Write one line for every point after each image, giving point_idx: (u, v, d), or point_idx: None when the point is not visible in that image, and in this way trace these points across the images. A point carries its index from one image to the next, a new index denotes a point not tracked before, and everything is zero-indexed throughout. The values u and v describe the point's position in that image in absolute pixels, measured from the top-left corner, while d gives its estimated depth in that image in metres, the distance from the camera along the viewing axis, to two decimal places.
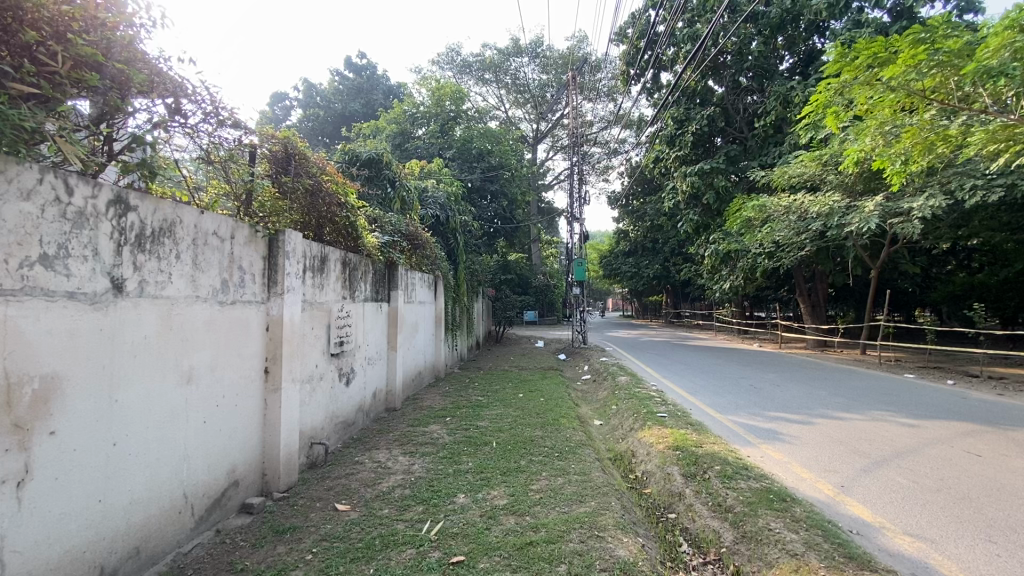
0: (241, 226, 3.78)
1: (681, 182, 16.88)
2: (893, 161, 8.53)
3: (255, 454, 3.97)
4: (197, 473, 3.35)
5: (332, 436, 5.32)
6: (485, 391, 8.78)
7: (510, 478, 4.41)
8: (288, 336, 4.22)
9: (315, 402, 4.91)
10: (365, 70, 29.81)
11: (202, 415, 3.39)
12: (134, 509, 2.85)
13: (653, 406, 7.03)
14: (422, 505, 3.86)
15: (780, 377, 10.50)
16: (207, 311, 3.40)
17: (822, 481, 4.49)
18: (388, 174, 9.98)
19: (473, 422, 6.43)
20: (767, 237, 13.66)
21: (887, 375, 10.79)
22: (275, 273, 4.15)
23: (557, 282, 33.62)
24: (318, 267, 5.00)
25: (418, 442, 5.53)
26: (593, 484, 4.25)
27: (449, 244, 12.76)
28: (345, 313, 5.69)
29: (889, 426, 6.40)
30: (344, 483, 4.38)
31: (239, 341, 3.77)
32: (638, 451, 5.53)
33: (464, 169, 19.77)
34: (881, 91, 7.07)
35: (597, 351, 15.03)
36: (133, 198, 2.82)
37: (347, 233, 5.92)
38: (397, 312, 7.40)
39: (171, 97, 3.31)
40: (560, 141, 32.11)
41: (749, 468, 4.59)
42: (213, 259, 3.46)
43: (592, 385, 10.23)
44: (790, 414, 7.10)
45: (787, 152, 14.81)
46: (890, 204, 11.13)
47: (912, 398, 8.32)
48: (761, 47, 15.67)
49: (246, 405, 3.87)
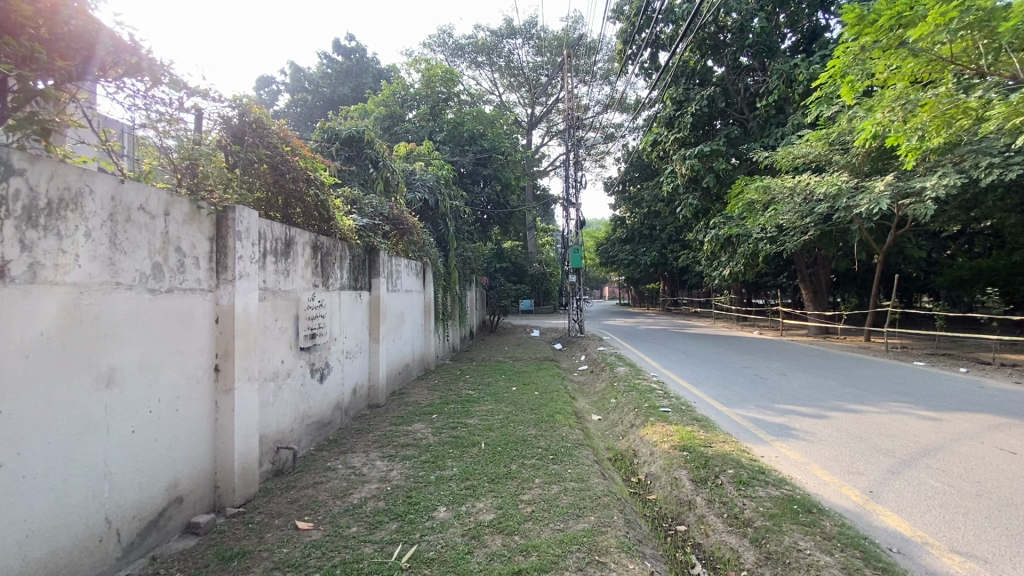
0: (179, 201, 3.23)
1: (680, 165, 16.22)
2: (910, 136, 8.03)
3: (203, 465, 3.45)
4: (125, 491, 2.83)
5: (303, 439, 4.80)
6: (476, 384, 8.26)
7: (499, 486, 3.91)
8: (243, 329, 3.68)
9: (281, 402, 4.40)
10: (354, 52, 28.86)
11: (131, 425, 2.86)
12: (32, 543, 2.33)
13: (656, 400, 6.55)
14: (397, 522, 3.36)
15: (784, 366, 10.06)
16: (132, 300, 2.86)
17: (849, 485, 4.02)
18: (369, 154, 9.35)
19: (461, 419, 5.93)
20: (770, 220, 13.13)
21: (897, 364, 10.33)
22: (223, 257, 3.59)
23: (551, 268, 33.16)
24: (282, 251, 4.46)
25: (399, 444, 5.01)
26: (592, 493, 3.75)
27: (439, 230, 12.23)
28: (317, 303, 5.15)
29: (910, 419, 5.94)
30: (311, 494, 3.87)
31: (180, 335, 3.24)
32: (641, 451, 5.05)
33: (455, 152, 19.13)
34: (904, 55, 6.42)
35: (594, 340, 14.55)
36: (18, 160, 2.27)
37: (318, 214, 5.39)
38: (379, 302, 6.84)
39: (82, 41, 2.75)
40: (555, 125, 31.47)
41: (767, 472, 4.09)
42: (139, 237, 2.90)
43: (590, 376, 9.75)
44: (800, 407, 6.63)
45: (789, 133, 14.26)
46: (901, 183, 10.53)
47: (926, 388, 7.87)
48: (763, 23, 15.03)
49: (191, 409, 3.34)
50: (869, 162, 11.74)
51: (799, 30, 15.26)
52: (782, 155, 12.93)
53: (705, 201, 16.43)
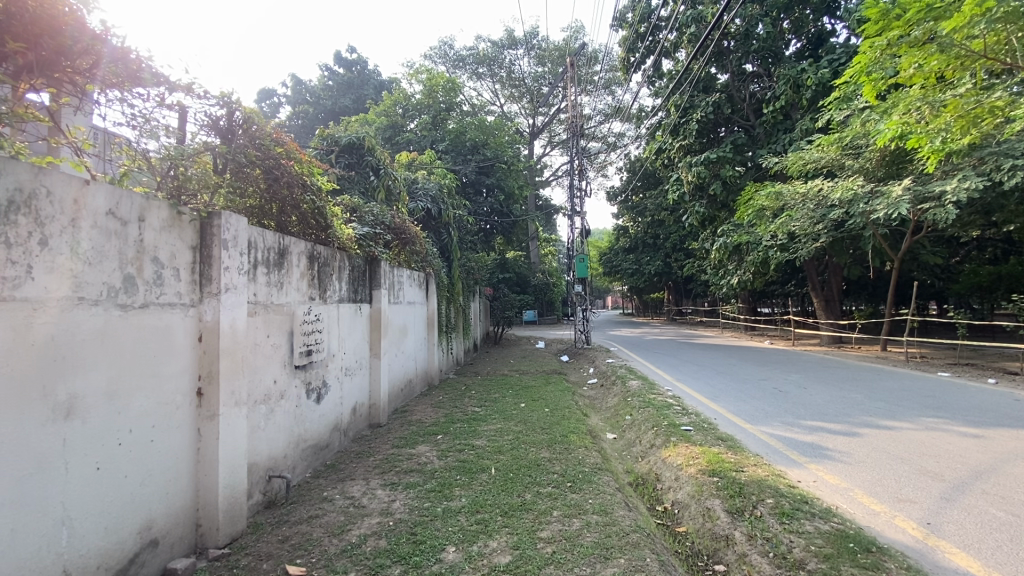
0: (156, 205, 2.89)
1: (686, 173, 15.88)
2: (934, 137, 7.73)
3: (182, 502, 3.07)
4: (88, 537, 2.45)
5: (298, 465, 4.42)
6: (483, 401, 7.85)
7: (514, 521, 3.52)
8: (229, 348, 3.32)
9: (273, 426, 4.04)
10: (356, 64, 28.95)
11: (95, 461, 2.49)
12: None
13: (675, 417, 6.13)
14: (401, 566, 2.97)
15: (803, 378, 9.61)
16: (99, 318, 2.50)
17: (902, 517, 3.62)
18: (370, 161, 9.05)
19: (468, 441, 5.52)
20: (781, 227, 12.80)
21: (921, 375, 9.88)
22: (208, 268, 3.24)
23: (555, 278, 32.74)
24: (275, 261, 4.12)
25: (402, 470, 4.61)
26: (619, 529, 3.35)
27: (442, 240, 11.90)
28: (313, 316, 4.80)
29: (951, 437, 5.52)
30: (305, 531, 3.48)
31: (156, 357, 2.88)
32: (665, 476, 4.63)
33: (457, 161, 18.89)
34: (932, 51, 6.10)
35: (601, 352, 14.13)
36: None
37: (315, 222, 5.07)
38: (380, 315, 6.48)
39: (45, 29, 2.46)
40: (557, 136, 31.33)
41: (811, 501, 3.69)
42: (108, 245, 2.55)
43: (601, 390, 9.33)
44: (829, 423, 6.22)
45: (798, 138, 13.95)
46: (920, 188, 10.21)
47: (960, 401, 7.41)
48: (769, 29, 14.80)
49: (168, 439, 2.96)
50: (884, 166, 11.42)
51: (805, 35, 15.02)
52: (791, 161, 12.62)
53: (711, 209, 16.12)
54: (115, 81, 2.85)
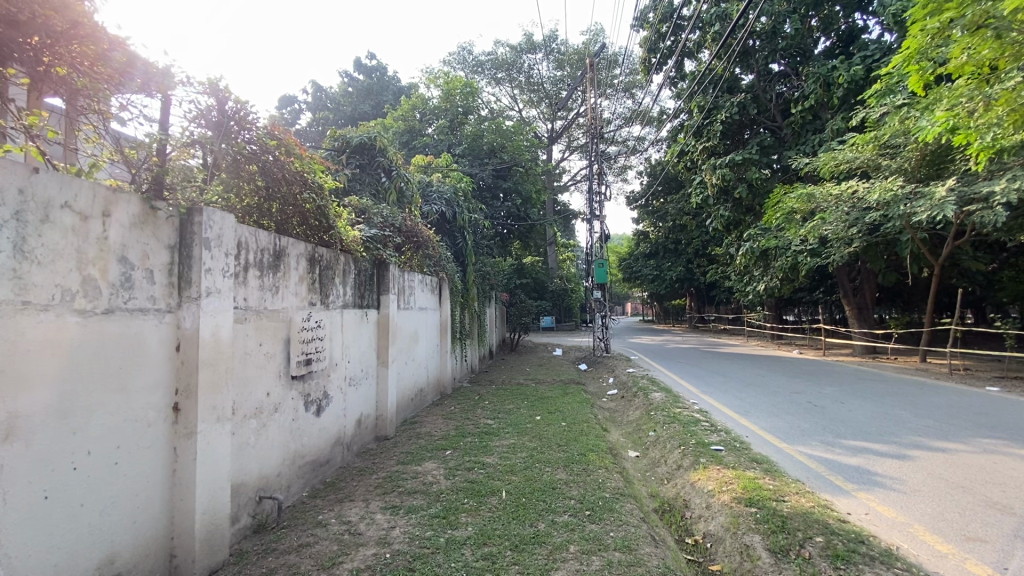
0: (124, 199, 2.59)
1: (710, 175, 15.26)
2: (985, 133, 7.12)
3: (152, 529, 2.74)
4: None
5: (294, 484, 4.10)
6: (496, 412, 7.44)
7: (525, 556, 3.11)
8: (211, 359, 3.00)
9: (264, 442, 3.71)
10: (375, 71, 29.17)
11: (42, 488, 2.17)
12: None
13: (704, 435, 5.63)
14: None
15: (838, 391, 8.99)
16: (49, 325, 2.20)
17: (973, 560, 3.12)
18: (382, 162, 8.79)
19: (479, 458, 5.13)
20: (813, 231, 12.15)
21: (969, 390, 9.16)
22: (188, 270, 2.93)
23: (573, 284, 32.22)
24: (269, 263, 3.81)
25: (405, 491, 4.24)
26: (645, 572, 2.93)
27: (457, 244, 11.57)
28: (314, 323, 4.48)
29: (1018, 463, 4.92)
30: (293, 561, 3.13)
31: (122, 369, 2.57)
32: (694, 503, 4.16)
33: (475, 165, 18.64)
34: (987, 36, 5.56)
35: (621, 360, 13.62)
36: None
37: (317, 223, 4.75)
38: (388, 321, 6.16)
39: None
40: (576, 140, 30.95)
41: (869, 541, 3.20)
42: (61, 242, 2.26)
43: (621, 402, 8.84)
44: (875, 444, 5.65)
45: (829, 139, 13.34)
46: (965, 188, 9.53)
47: (1017, 420, 6.76)
48: (797, 26, 14.19)
49: (135, 461, 2.64)
50: (924, 166, 10.75)
51: (835, 32, 14.40)
52: (823, 162, 11.97)
53: (736, 213, 15.51)
54: (80, 61, 2.56)
